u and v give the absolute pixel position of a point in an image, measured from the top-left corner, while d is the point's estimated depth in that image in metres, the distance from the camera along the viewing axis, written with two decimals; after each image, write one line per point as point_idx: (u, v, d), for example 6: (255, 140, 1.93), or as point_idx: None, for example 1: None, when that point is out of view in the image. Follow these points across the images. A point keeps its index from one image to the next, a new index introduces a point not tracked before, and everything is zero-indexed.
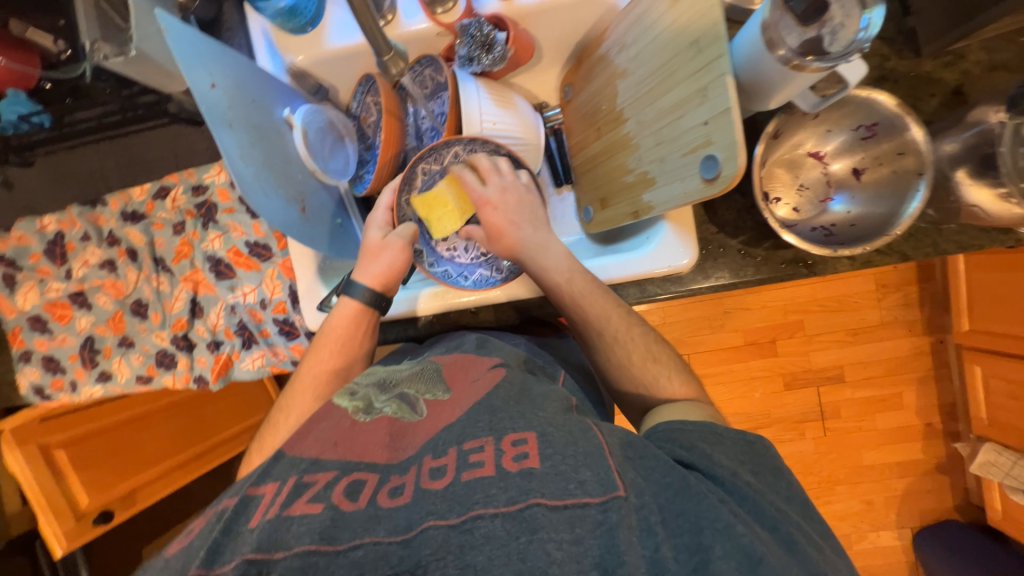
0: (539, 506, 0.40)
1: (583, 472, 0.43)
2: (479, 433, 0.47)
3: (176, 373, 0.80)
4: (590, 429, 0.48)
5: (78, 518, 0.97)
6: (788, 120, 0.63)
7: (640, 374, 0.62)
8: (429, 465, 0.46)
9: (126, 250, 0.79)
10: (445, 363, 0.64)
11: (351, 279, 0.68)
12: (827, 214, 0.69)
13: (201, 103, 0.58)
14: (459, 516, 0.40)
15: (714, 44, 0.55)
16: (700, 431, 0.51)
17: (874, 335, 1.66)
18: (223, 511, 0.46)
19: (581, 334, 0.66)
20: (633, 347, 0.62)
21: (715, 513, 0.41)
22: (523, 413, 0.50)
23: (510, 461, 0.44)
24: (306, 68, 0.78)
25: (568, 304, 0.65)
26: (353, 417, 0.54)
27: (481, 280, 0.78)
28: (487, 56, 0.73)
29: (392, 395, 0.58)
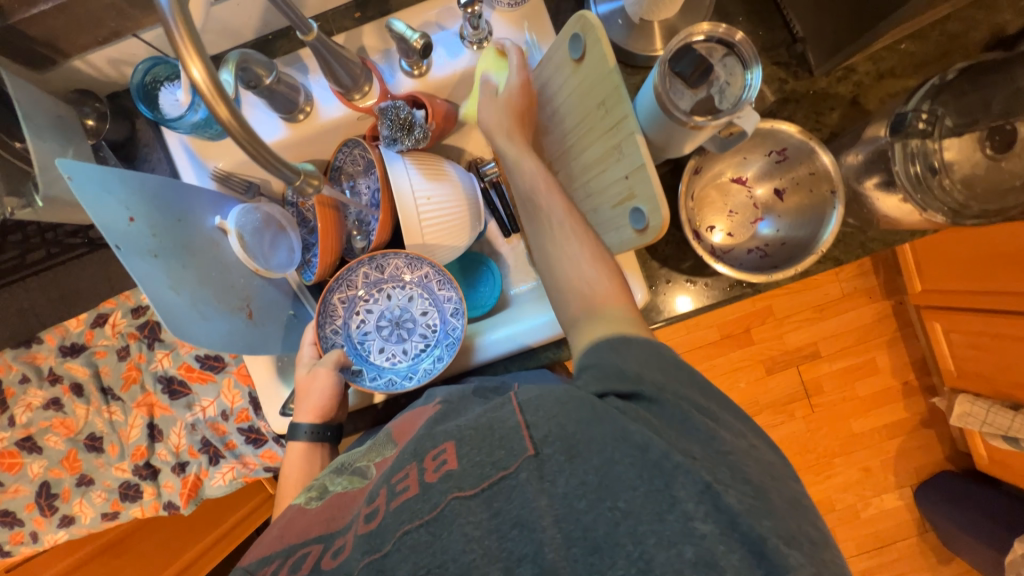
0: (456, 499, 0.43)
1: (497, 452, 0.45)
2: (405, 464, 0.50)
3: (143, 503, 0.77)
4: (510, 407, 0.50)
5: None
6: (705, 157, 0.66)
7: (579, 279, 0.59)
8: (364, 513, 0.49)
9: (70, 386, 0.76)
10: (394, 424, 0.67)
11: (292, 422, 0.70)
12: (758, 236, 0.71)
13: (115, 241, 0.56)
14: (384, 543, 0.43)
15: (618, 106, 0.57)
16: (608, 343, 0.53)
17: (839, 308, 1.72)
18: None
19: (539, 227, 0.62)
20: (595, 265, 0.60)
21: (610, 429, 0.44)
22: (436, 434, 0.51)
23: (431, 473, 0.46)
24: (231, 171, 0.77)
25: (534, 196, 0.62)
26: (304, 506, 0.58)
27: (426, 374, 0.79)
28: (409, 137, 0.73)
29: (346, 474, 0.62)
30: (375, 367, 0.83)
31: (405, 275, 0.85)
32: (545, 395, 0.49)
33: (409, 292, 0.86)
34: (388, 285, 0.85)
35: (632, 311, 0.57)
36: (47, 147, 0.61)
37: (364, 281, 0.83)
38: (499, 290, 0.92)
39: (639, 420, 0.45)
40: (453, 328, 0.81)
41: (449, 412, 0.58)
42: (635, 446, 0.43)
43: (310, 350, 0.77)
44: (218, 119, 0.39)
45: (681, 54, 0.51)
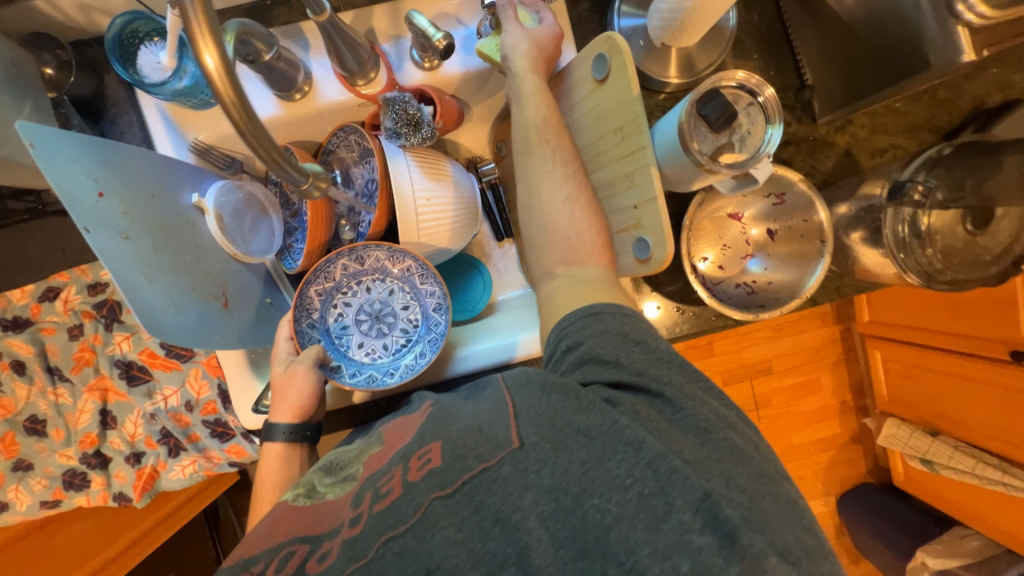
0: (437, 500, 0.45)
1: (482, 445, 0.47)
2: (392, 467, 0.49)
3: (90, 493, 0.72)
4: (505, 399, 0.52)
5: None
6: (710, 193, 0.67)
7: (565, 224, 0.59)
8: (349, 519, 0.48)
9: (10, 363, 0.68)
10: (387, 426, 0.63)
11: (267, 421, 0.67)
12: (747, 272, 0.73)
13: (81, 219, 0.50)
14: (371, 549, 0.44)
15: (637, 135, 0.56)
16: (581, 319, 0.54)
17: (795, 329, 1.83)
18: None
19: (533, 156, 0.60)
20: (583, 222, 0.59)
21: (601, 420, 0.46)
22: (431, 432, 0.51)
23: (414, 471, 0.47)
24: (212, 144, 0.71)
25: (537, 127, 0.60)
26: (290, 502, 0.55)
27: (408, 371, 0.76)
28: (414, 134, 0.70)
29: (336, 476, 0.58)
30: (354, 363, 0.79)
31: (387, 268, 0.80)
32: (535, 382, 0.51)
33: (391, 286, 0.81)
34: (369, 277, 0.80)
35: (608, 274, 0.59)
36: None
37: (342, 273, 0.78)
38: (488, 295, 0.91)
39: (630, 413, 0.46)
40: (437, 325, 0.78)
41: (445, 412, 0.55)
42: (621, 440, 0.44)
43: (288, 345, 0.74)
44: (220, 101, 0.36)
45: (710, 97, 0.51)
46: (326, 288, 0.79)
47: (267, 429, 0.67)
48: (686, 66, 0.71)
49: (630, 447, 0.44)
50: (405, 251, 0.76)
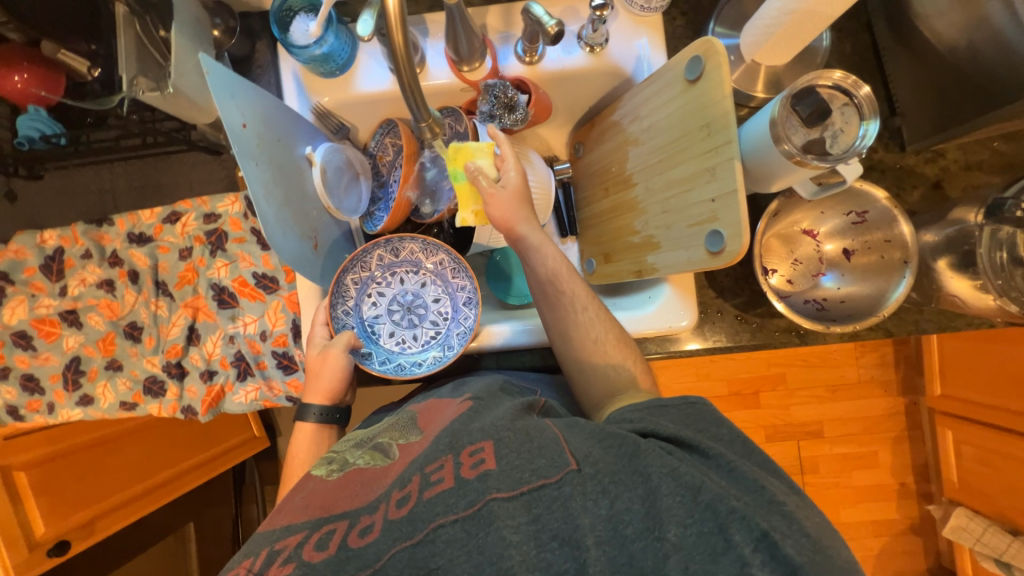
0: (494, 500, 0.41)
1: (536, 460, 0.44)
2: (440, 454, 0.47)
3: (163, 402, 0.79)
4: (548, 426, 0.48)
5: (31, 549, 0.89)
6: (788, 202, 0.68)
7: (603, 357, 0.63)
8: (394, 496, 0.45)
9: (127, 272, 0.80)
10: (420, 409, 0.64)
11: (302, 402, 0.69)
12: (819, 288, 0.72)
13: (232, 140, 0.59)
14: (419, 532, 0.41)
15: (724, 131, 0.59)
16: (646, 409, 0.51)
17: (851, 393, 1.67)
18: None
19: (546, 297, 0.67)
20: (603, 334, 0.65)
21: (661, 460, 0.42)
22: (481, 425, 0.49)
23: (466, 469, 0.44)
24: (331, 109, 0.80)
25: (547, 279, 0.67)
26: (325, 479, 0.52)
27: (437, 362, 0.76)
28: (509, 115, 0.80)
29: (368, 446, 0.57)
30: (385, 351, 0.79)
31: (421, 262, 0.82)
32: (586, 426, 0.47)
33: (423, 279, 0.83)
34: (402, 269, 0.82)
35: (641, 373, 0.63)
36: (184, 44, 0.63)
37: (377, 262, 0.79)
38: None
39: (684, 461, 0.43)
40: (466, 322, 0.78)
41: (481, 410, 0.54)
42: (689, 487, 0.40)
43: (322, 330, 0.73)
44: (392, 43, 0.47)
45: (805, 94, 0.53)
46: (361, 277, 0.80)
47: (300, 411, 0.69)
48: (774, 85, 0.73)
49: (691, 493, 0.40)
50: (440, 245, 0.79)
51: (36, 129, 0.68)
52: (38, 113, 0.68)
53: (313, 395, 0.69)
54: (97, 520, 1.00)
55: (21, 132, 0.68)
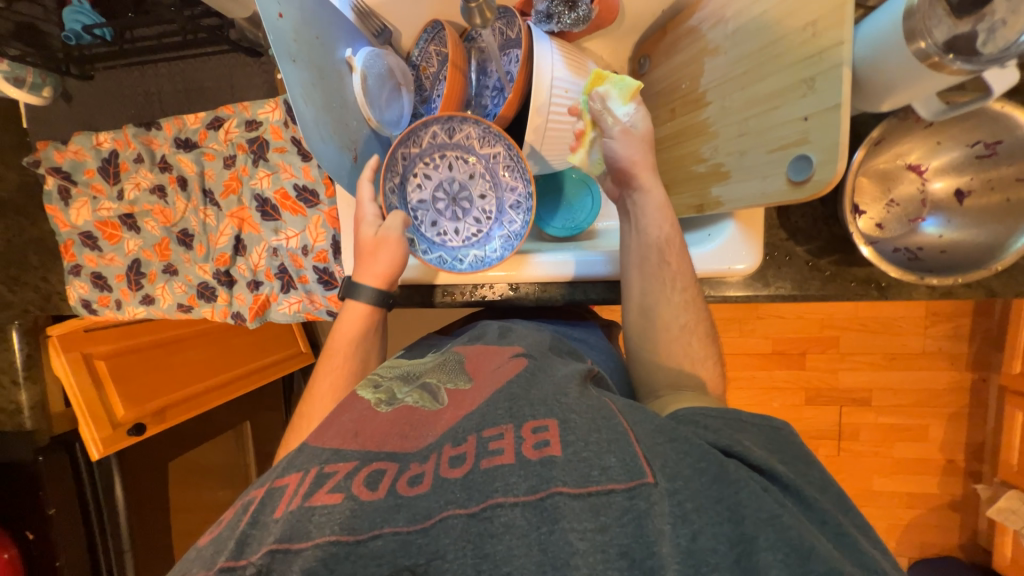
0: (560, 495, 0.38)
1: (607, 458, 0.40)
2: (500, 421, 0.44)
3: (215, 306, 0.82)
4: (616, 415, 0.44)
5: (114, 427, 1.00)
6: (897, 127, 0.57)
7: (686, 350, 0.57)
8: (448, 452, 0.42)
9: (176, 178, 0.80)
10: (468, 353, 0.60)
11: (353, 280, 0.66)
12: (916, 234, 0.63)
13: (269, 34, 0.55)
14: (478, 504, 0.38)
15: (835, 29, 0.49)
16: (722, 419, 0.46)
17: (912, 363, 1.50)
18: (250, 502, 0.43)
19: (647, 271, 0.60)
20: (692, 326, 0.58)
21: (757, 501, 0.37)
22: (546, 399, 0.46)
23: (530, 449, 0.41)
24: (372, 7, 0.73)
25: (655, 247, 0.60)
26: (375, 408, 0.50)
27: (477, 262, 0.76)
28: (569, 14, 0.69)
29: (415, 385, 0.54)
30: (427, 240, 0.78)
31: (473, 149, 0.76)
32: (658, 421, 0.45)
33: (473, 169, 0.78)
34: (453, 153, 0.77)
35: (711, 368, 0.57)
36: None
37: (430, 142, 0.75)
38: (593, 219, 0.88)
39: (780, 503, 0.38)
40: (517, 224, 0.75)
41: (538, 371, 0.52)
42: (777, 527, 0.36)
43: (373, 209, 0.69)
44: None
45: None
46: (410, 154, 0.76)
47: (351, 290, 0.66)
48: None
49: (774, 529, 0.36)
50: (500, 133, 0.73)
51: (77, 21, 0.70)
52: (81, 6, 0.70)
53: (364, 277, 0.66)
54: (168, 409, 1.10)
55: (69, 26, 0.70)
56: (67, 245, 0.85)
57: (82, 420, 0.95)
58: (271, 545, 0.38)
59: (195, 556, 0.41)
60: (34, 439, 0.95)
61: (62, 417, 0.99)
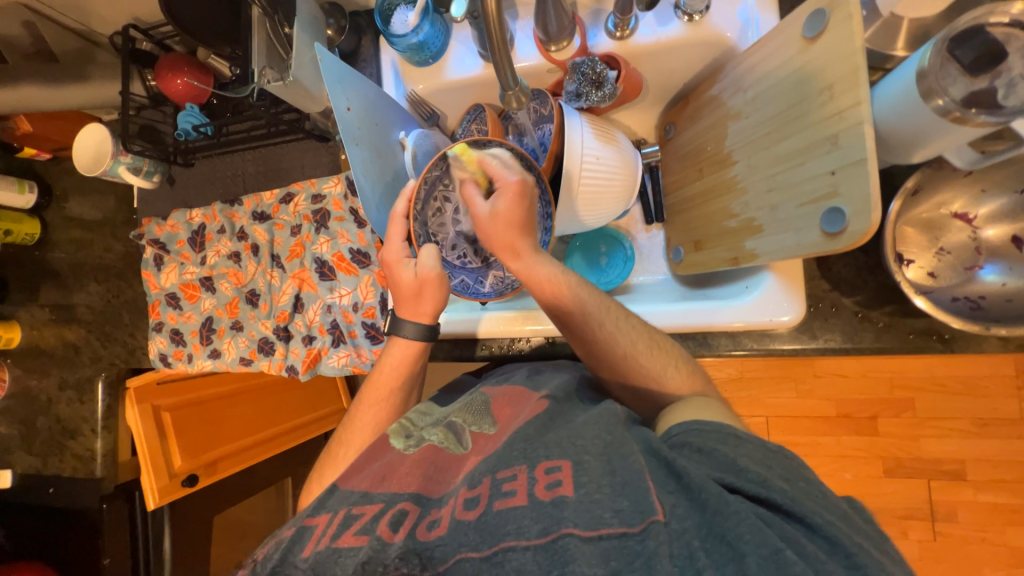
0: (570, 536, 0.38)
1: (620, 501, 0.40)
2: (513, 461, 0.46)
3: (272, 360, 0.90)
4: (633, 454, 0.44)
5: (171, 477, 1.05)
6: (933, 177, 0.57)
7: (652, 373, 0.59)
8: (464, 495, 0.45)
9: (250, 245, 0.93)
10: (494, 394, 0.62)
11: (397, 318, 0.67)
12: (974, 283, 0.60)
13: (340, 124, 0.65)
14: (490, 547, 0.40)
15: (852, 92, 0.51)
16: (719, 434, 0.47)
17: (1010, 431, 1.31)
18: (280, 540, 0.47)
19: (577, 331, 0.61)
20: (635, 337, 0.61)
21: (758, 535, 0.36)
22: (560, 441, 0.47)
23: (543, 490, 0.42)
24: (424, 96, 0.84)
25: (566, 299, 0.61)
26: (404, 451, 0.53)
27: (499, 283, 0.78)
28: (596, 92, 0.77)
29: (442, 424, 0.57)
30: (449, 266, 0.77)
31: None
32: (656, 457, 0.45)
33: None
34: None
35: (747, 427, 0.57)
36: (304, 38, 0.69)
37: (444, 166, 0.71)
38: (627, 274, 0.91)
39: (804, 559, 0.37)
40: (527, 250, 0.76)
41: (556, 418, 0.53)
42: (780, 565, 0.35)
43: (403, 248, 0.68)
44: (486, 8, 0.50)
45: (971, 35, 0.46)
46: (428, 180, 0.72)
47: (395, 327, 0.68)
48: (921, 40, 0.60)
49: (776, 569, 0.35)
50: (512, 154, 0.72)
51: (189, 121, 0.83)
52: (192, 109, 0.83)
53: (411, 314, 0.67)
54: (219, 461, 1.17)
55: (181, 125, 0.83)
56: (154, 304, 0.97)
57: (144, 469, 1.01)
58: None
59: None
60: (101, 487, 1.01)
61: (127, 465, 1.06)
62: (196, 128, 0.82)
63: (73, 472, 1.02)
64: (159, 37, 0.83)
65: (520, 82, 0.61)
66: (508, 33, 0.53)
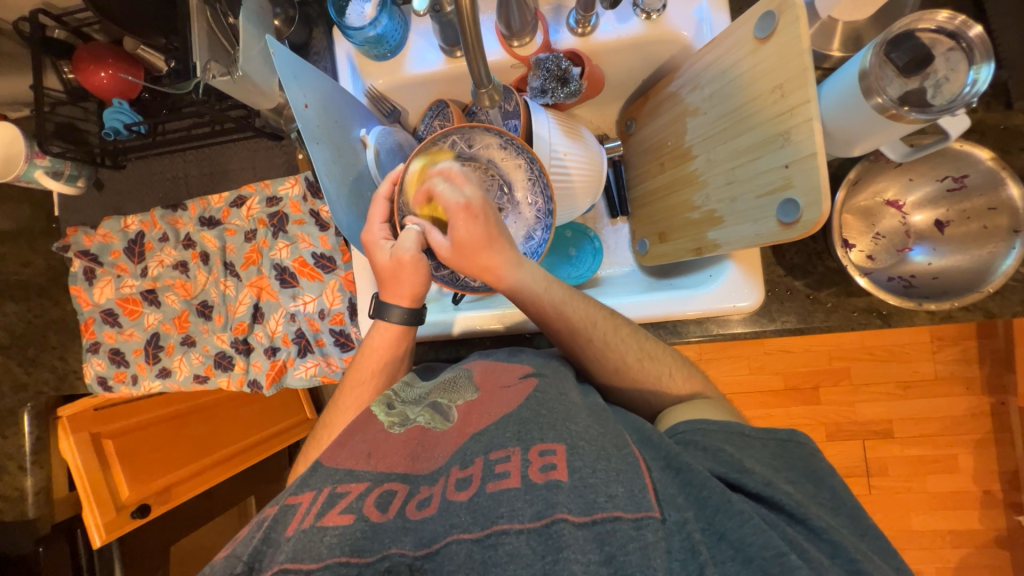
0: (564, 522, 0.39)
1: (614, 486, 0.41)
2: (506, 443, 0.46)
3: (232, 375, 0.85)
4: (634, 447, 0.46)
5: (118, 510, 0.97)
6: (871, 168, 0.63)
7: (634, 367, 0.60)
8: (455, 475, 0.45)
9: (199, 253, 0.86)
10: (475, 369, 0.61)
11: (381, 302, 0.65)
12: (906, 263, 0.67)
13: (298, 120, 0.62)
14: (482, 530, 0.39)
15: (801, 90, 0.54)
16: (725, 434, 0.49)
17: (928, 390, 1.46)
18: (264, 519, 0.44)
19: (567, 345, 0.63)
20: (644, 363, 0.60)
21: (761, 538, 0.38)
22: (553, 423, 0.47)
23: (535, 471, 0.42)
24: (383, 92, 0.81)
25: (550, 314, 0.62)
26: (387, 429, 0.52)
27: (489, 280, 0.76)
28: (562, 89, 0.77)
29: (425, 404, 0.56)
30: (437, 255, 0.74)
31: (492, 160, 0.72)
32: (665, 448, 0.47)
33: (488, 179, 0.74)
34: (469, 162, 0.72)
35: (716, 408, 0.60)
36: (251, 29, 0.65)
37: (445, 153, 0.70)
38: (597, 266, 0.93)
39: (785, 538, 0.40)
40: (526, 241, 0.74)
41: (548, 392, 0.52)
42: (783, 566, 0.37)
43: (383, 230, 0.67)
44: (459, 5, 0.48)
45: (903, 40, 0.51)
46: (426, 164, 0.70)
47: (380, 311, 0.65)
48: (854, 41, 0.66)
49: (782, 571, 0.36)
50: (520, 146, 0.71)
51: (120, 120, 0.73)
52: (121, 105, 0.73)
53: (393, 296, 0.65)
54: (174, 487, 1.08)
55: (108, 124, 0.73)
56: (88, 323, 0.88)
57: (86, 504, 0.93)
58: (283, 564, 0.38)
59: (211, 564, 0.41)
60: (35, 529, 0.92)
61: (65, 501, 0.97)
62: (129, 128, 0.74)
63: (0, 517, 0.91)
64: (75, 24, 0.73)
65: (493, 80, 0.61)
66: (482, 29, 0.52)
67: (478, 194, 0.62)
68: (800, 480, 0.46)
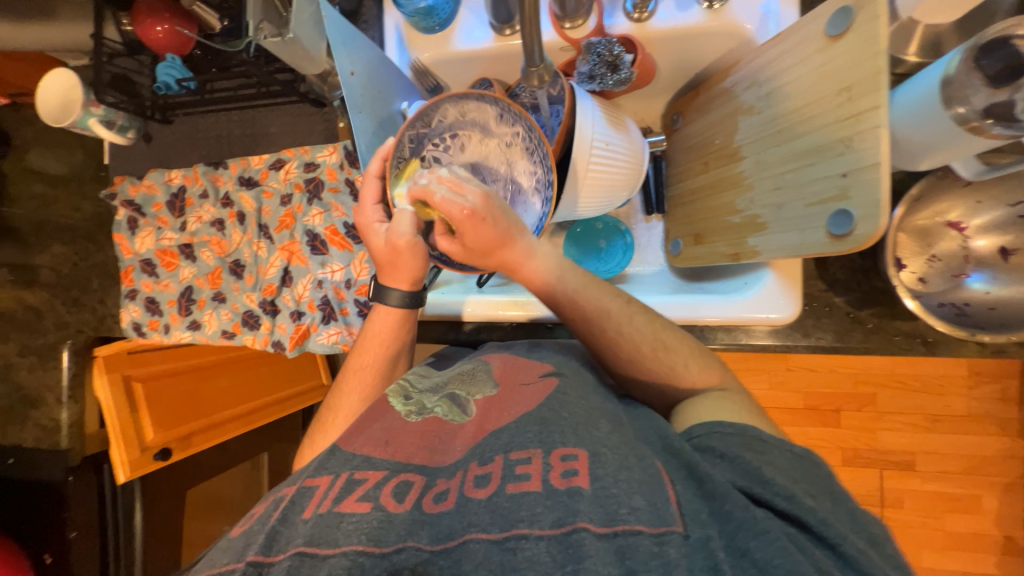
0: (585, 531, 0.38)
1: (636, 499, 0.40)
2: (528, 444, 0.46)
3: (257, 335, 0.87)
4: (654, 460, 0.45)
5: (143, 450, 1.01)
6: (936, 185, 0.59)
7: (657, 367, 0.59)
8: (473, 470, 0.45)
9: (236, 213, 0.88)
10: (493, 362, 0.61)
11: (380, 284, 0.65)
12: (962, 289, 0.63)
13: (344, 89, 0.62)
14: (502, 531, 0.39)
15: (870, 95, 0.51)
16: (743, 440, 0.47)
17: (959, 427, 1.39)
18: (281, 501, 0.46)
19: (582, 335, 0.61)
20: (669, 367, 0.59)
21: (787, 558, 0.36)
22: (575, 427, 0.47)
23: (557, 477, 0.42)
24: (428, 66, 0.80)
25: (563, 305, 0.61)
26: (404, 418, 0.52)
27: None
28: (612, 75, 0.75)
29: (443, 395, 0.56)
30: None
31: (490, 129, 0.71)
32: (683, 456, 0.46)
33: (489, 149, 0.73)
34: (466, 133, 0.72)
35: None
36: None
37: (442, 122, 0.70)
38: (626, 263, 0.92)
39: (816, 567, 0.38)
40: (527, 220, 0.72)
41: (569, 393, 0.52)
42: None
43: (377, 212, 0.66)
44: None
45: (996, 46, 0.47)
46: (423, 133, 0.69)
47: (379, 295, 0.65)
48: (933, 47, 0.61)
49: None
50: (516, 113, 0.69)
51: (170, 74, 0.75)
52: (173, 62, 0.75)
53: (392, 279, 0.64)
54: (194, 435, 1.11)
55: (160, 78, 0.74)
56: (127, 270, 0.92)
57: (116, 440, 0.97)
58: (301, 548, 0.39)
59: (226, 546, 0.43)
60: (67, 459, 0.97)
61: (96, 438, 1.01)
62: (179, 83, 0.75)
63: (37, 444, 0.98)
64: None
65: (545, 58, 0.60)
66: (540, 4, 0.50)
67: (479, 193, 0.52)
68: (831, 506, 0.44)
